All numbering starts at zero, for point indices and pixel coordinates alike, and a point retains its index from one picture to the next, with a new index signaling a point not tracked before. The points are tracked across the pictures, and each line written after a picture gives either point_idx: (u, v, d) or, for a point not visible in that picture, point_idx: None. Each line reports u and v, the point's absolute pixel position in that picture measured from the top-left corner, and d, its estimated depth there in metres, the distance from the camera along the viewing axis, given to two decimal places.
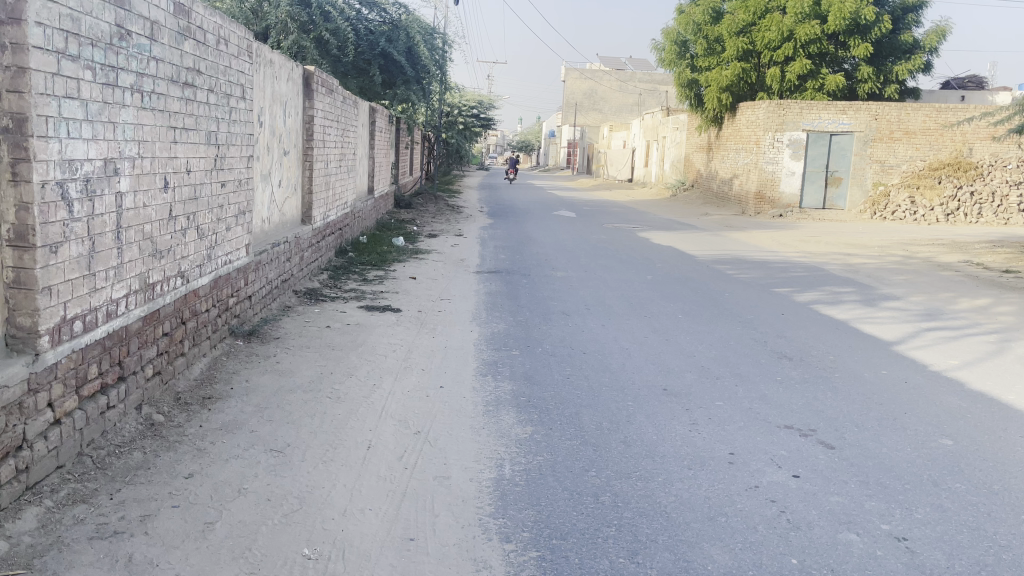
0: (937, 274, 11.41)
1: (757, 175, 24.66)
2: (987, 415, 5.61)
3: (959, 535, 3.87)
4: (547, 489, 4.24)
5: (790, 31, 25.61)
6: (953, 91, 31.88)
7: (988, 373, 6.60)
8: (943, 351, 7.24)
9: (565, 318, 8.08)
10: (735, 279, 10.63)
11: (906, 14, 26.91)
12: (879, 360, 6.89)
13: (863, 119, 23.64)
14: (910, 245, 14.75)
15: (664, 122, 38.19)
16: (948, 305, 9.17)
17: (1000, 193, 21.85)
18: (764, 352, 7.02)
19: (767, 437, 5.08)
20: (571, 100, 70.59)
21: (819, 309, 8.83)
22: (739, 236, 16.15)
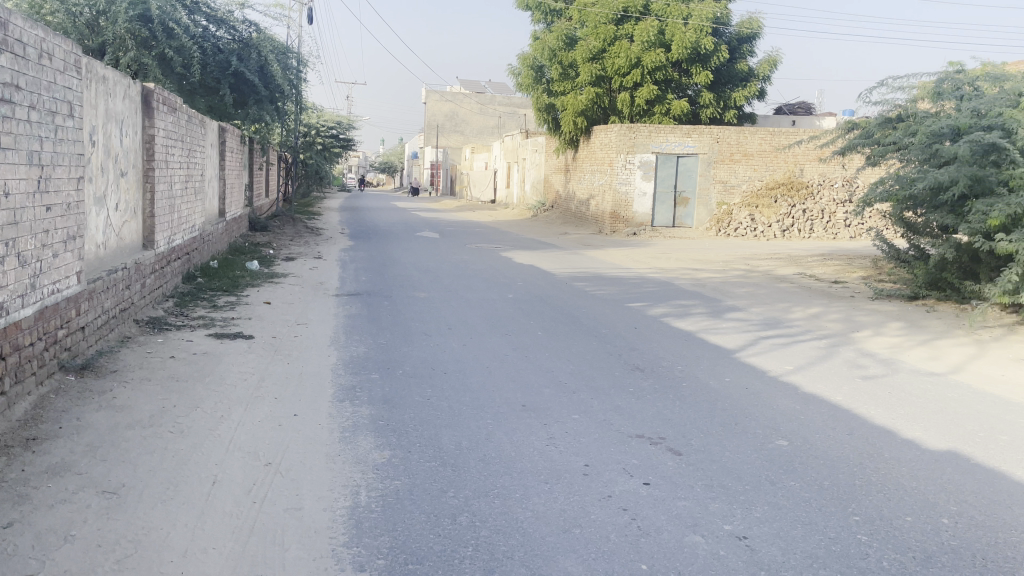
0: (774, 287, 12.18)
1: (612, 196, 25.41)
2: (818, 416, 6.03)
3: (794, 531, 4.13)
4: (404, 513, 4.18)
5: (638, 59, 26.90)
6: (785, 116, 34.48)
7: (818, 376, 7.12)
8: (779, 357, 7.75)
9: (425, 340, 8.03)
10: (593, 295, 10.96)
11: (741, 45, 28.72)
12: (723, 368, 7.29)
13: (706, 142, 25.07)
14: (751, 259, 15.77)
15: (523, 143, 38.92)
16: (785, 315, 9.85)
17: (828, 210, 24.10)
18: (618, 365, 7.26)
19: (619, 447, 5.24)
20: (432, 121, 70.89)
21: (669, 322, 9.26)
22: (596, 254, 16.66)
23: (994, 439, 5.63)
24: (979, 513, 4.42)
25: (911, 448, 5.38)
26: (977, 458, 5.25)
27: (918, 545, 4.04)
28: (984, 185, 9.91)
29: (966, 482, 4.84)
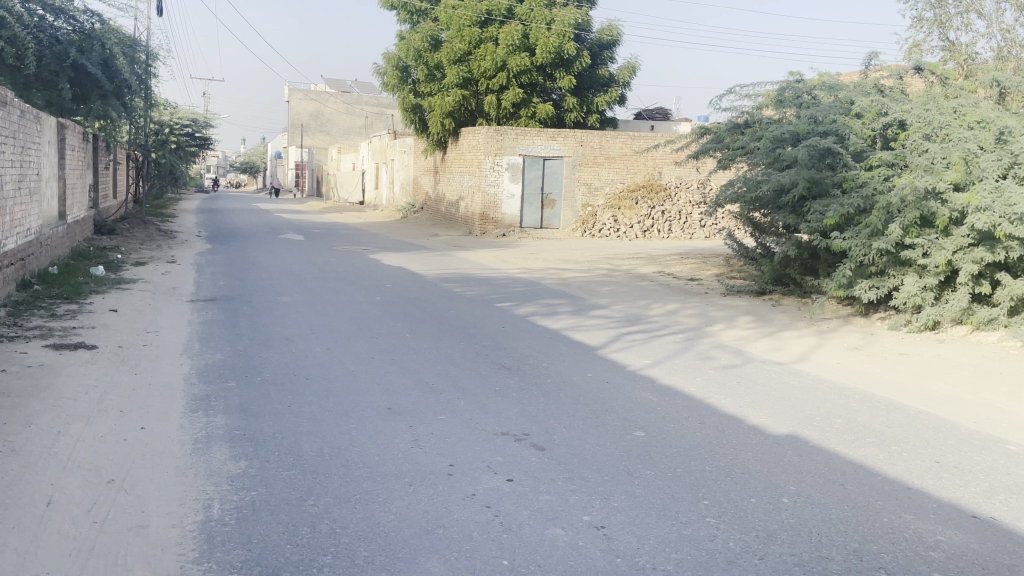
0: (635, 285, 12.65)
1: (481, 197, 25.67)
2: (674, 407, 6.30)
3: (648, 518, 4.30)
4: (261, 524, 4.03)
5: (503, 62, 27.23)
6: (644, 121, 35.89)
7: (674, 369, 7.45)
8: (639, 352, 8.05)
9: (287, 345, 7.78)
10: (461, 296, 10.98)
11: (602, 51, 29.62)
12: (586, 364, 7.49)
13: (570, 145, 25.69)
14: (614, 259, 16.30)
15: (391, 144, 38.53)
16: (644, 311, 10.24)
17: (684, 212, 25.36)
18: (485, 364, 7.31)
19: (484, 445, 5.28)
20: (297, 121, 68.96)
21: (535, 320, 9.43)
22: (464, 255, 16.72)
23: (829, 422, 6.08)
24: (814, 492, 4.75)
25: (756, 434, 5.73)
26: (815, 440, 5.65)
27: (762, 525, 4.30)
28: (821, 187, 10.68)
29: (805, 463, 5.21)
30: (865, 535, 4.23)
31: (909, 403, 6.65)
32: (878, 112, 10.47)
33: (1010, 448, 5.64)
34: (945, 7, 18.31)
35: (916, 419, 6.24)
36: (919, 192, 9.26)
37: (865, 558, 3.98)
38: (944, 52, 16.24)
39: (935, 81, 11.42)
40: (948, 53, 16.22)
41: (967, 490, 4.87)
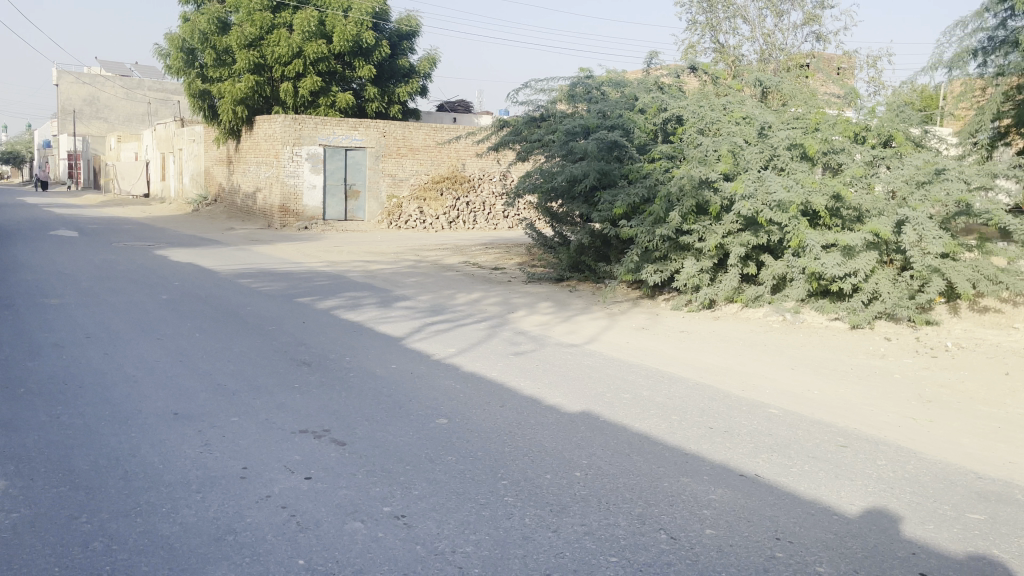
0: (440, 275, 12.73)
1: (279, 188, 24.42)
2: (475, 393, 6.42)
3: (448, 503, 4.35)
4: (23, 548, 3.64)
5: (299, 49, 26.40)
6: (447, 113, 36.20)
7: (477, 356, 7.60)
8: (443, 341, 8.13)
9: (57, 352, 7.07)
10: (259, 292, 10.52)
11: (401, 41, 29.54)
12: (390, 355, 7.45)
13: (373, 136, 25.45)
14: (420, 250, 16.33)
15: (179, 133, 36.03)
16: (449, 301, 10.35)
17: (489, 202, 26.15)
18: (284, 361, 7.06)
19: (280, 445, 5.09)
20: (70, 106, 62.69)
21: (338, 314, 9.23)
22: (263, 249, 16.03)
23: (619, 397, 6.47)
24: (604, 464, 5.04)
25: (553, 413, 5.98)
26: (605, 416, 5.98)
27: (556, 499, 4.49)
28: (610, 177, 11.33)
29: (596, 438, 5.51)
30: (649, 500, 4.54)
31: (688, 376, 7.23)
32: (659, 108, 11.25)
33: (771, 411, 6.30)
34: (715, 12, 19.99)
35: (694, 390, 6.80)
36: (695, 181, 10.04)
37: (648, 521, 4.27)
38: (714, 54, 17.78)
39: (707, 80, 12.44)
40: (718, 54, 17.78)
41: (735, 451, 5.37)
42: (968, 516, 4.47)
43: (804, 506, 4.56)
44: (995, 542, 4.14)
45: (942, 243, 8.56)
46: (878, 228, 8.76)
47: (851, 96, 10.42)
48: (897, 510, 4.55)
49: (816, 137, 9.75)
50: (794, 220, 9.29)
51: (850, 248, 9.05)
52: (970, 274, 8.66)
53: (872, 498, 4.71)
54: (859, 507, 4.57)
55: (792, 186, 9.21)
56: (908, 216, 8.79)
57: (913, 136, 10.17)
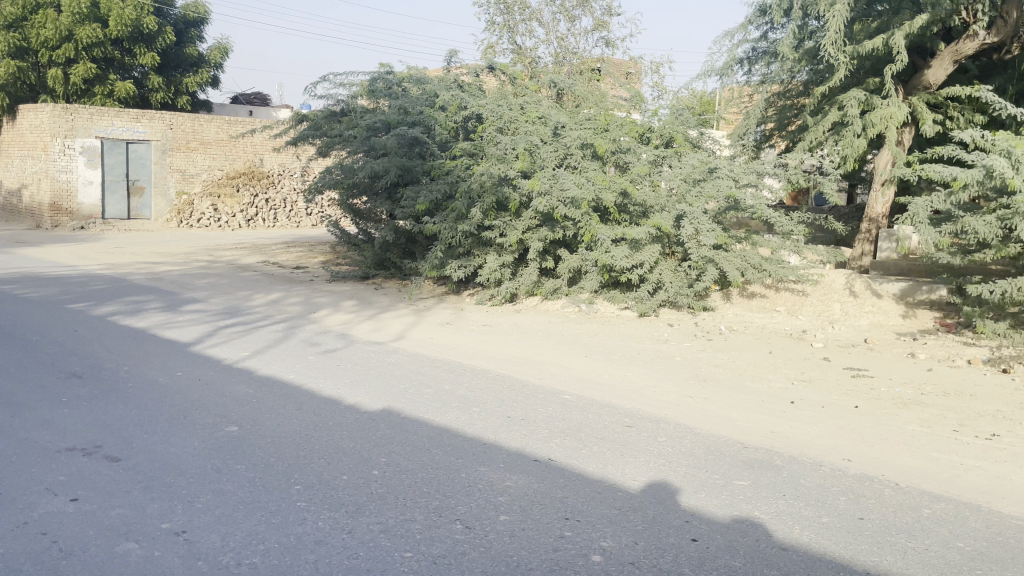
0: (236, 276, 12.12)
1: (49, 184, 22.03)
2: (269, 397, 6.17)
3: (235, 514, 4.15)
4: None
5: (68, 32, 24.11)
6: (242, 106, 34.53)
7: (273, 359, 7.30)
8: (236, 345, 7.74)
9: None
10: (23, 299, 9.46)
11: (187, 29, 27.77)
12: (176, 362, 6.98)
13: (158, 128, 23.76)
14: (213, 250, 15.45)
15: None
16: (245, 302, 9.87)
17: (290, 200, 25.59)
18: (49, 374, 6.40)
19: (42, 466, 4.61)
20: None
21: (117, 320, 8.51)
22: (28, 252, 14.47)
23: (420, 393, 6.48)
24: (402, 460, 5.03)
25: (351, 413, 5.88)
26: (405, 412, 5.97)
27: (350, 500, 4.42)
28: (412, 173, 11.33)
29: (394, 435, 5.48)
30: (445, 492, 4.59)
31: (488, 368, 7.39)
32: (458, 106, 11.39)
33: (565, 398, 6.56)
34: (512, 13, 20.56)
35: (493, 381, 6.96)
36: (495, 178, 10.29)
37: (444, 514, 4.31)
38: (512, 55, 18.25)
39: (506, 80, 12.70)
40: (516, 55, 18.27)
41: (530, 438, 5.56)
42: (734, 483, 4.90)
43: (592, 486, 4.80)
44: (755, 505, 4.57)
45: (714, 235, 9.34)
46: (660, 222, 9.40)
47: (636, 99, 11.08)
48: (674, 482, 4.90)
49: (605, 137, 10.28)
50: (586, 215, 9.76)
51: (636, 242, 9.67)
52: (739, 263, 9.52)
53: (653, 473, 5.04)
54: (641, 482, 4.88)
55: (583, 183, 9.67)
56: (686, 212, 9.51)
57: (691, 137, 10.98)
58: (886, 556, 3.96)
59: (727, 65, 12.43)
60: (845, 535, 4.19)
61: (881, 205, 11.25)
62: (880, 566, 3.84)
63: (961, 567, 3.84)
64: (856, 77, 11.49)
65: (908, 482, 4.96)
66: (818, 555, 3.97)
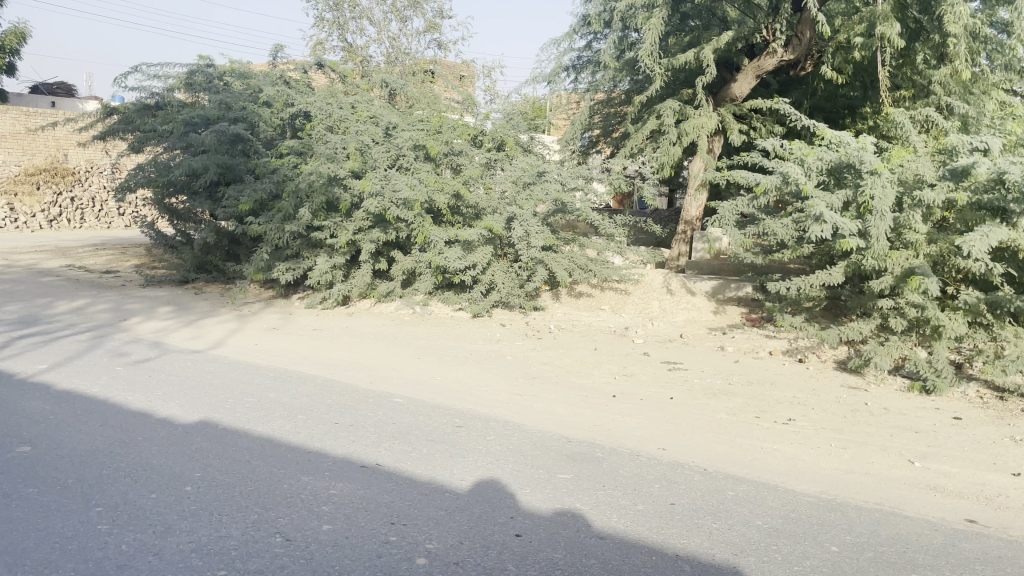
0: (35, 281, 11.07)
1: None
2: (69, 412, 5.66)
3: (24, 543, 3.77)
4: None
5: None
6: (43, 97, 31.60)
7: (75, 371, 6.71)
8: (32, 357, 7.05)
9: None
10: None
11: None
12: None
13: None
14: (6, 253, 14.03)
15: None
16: (45, 310, 9.02)
17: (99, 198, 23.85)
18: None
19: None
20: None
21: None
22: None
23: (241, 402, 6.19)
24: (219, 474, 4.77)
25: (165, 426, 5.51)
26: (224, 422, 5.68)
27: (159, 519, 4.13)
28: (235, 171, 10.88)
29: (212, 447, 5.19)
30: (265, 505, 4.39)
31: (317, 374, 7.18)
32: (285, 103, 11.07)
33: (395, 401, 6.50)
34: (342, 10, 20.14)
35: (321, 387, 6.76)
36: (324, 178, 10.05)
37: (263, 527, 4.12)
38: (342, 53, 17.86)
39: (336, 77, 12.47)
40: (346, 54, 17.93)
41: (357, 444, 5.44)
42: (558, 476, 5.04)
43: (419, 488, 4.76)
44: (577, 497, 4.71)
45: (543, 237, 9.60)
46: (492, 224, 9.56)
47: (469, 103, 11.15)
48: (500, 479, 4.96)
49: (437, 139, 10.28)
50: (419, 217, 9.75)
51: (469, 244, 9.75)
52: (567, 264, 9.84)
53: (480, 471, 5.08)
54: (469, 481, 4.90)
55: (415, 184, 9.63)
56: (516, 214, 9.71)
57: (522, 141, 11.21)
58: (694, 537, 4.21)
59: (554, 72, 12.81)
60: (658, 521, 4.40)
61: (695, 209, 12.05)
62: (689, 548, 4.07)
63: (759, 543, 4.14)
64: (671, 87, 12.22)
65: (715, 467, 5.32)
66: (633, 542, 4.15)
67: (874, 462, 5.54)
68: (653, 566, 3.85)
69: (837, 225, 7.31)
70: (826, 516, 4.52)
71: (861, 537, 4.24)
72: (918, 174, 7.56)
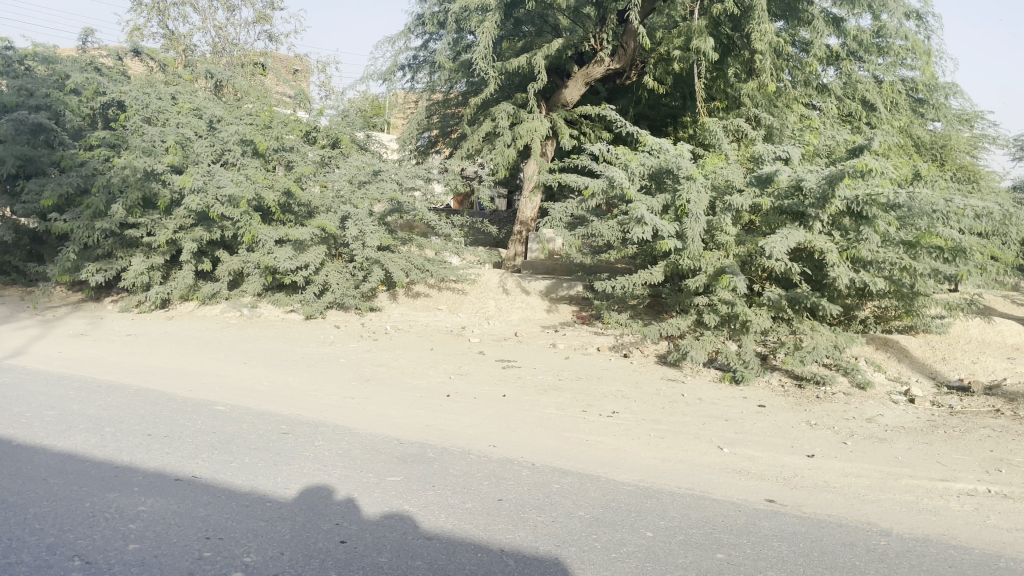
0: None
1: None
2: None
3: None
4: None
5: None
6: None
7: None
8: None
9: None
10: None
11: None
12: None
13: None
14: None
15: None
16: None
17: None
18: None
19: None
20: None
21: None
22: None
23: (41, 415, 5.68)
24: (9, 495, 4.33)
25: None
26: (20, 438, 5.19)
27: None
28: (36, 164, 10.42)
29: (3, 467, 4.72)
30: (63, 526, 4.03)
31: (130, 382, 6.71)
32: (96, 90, 10.48)
33: (217, 408, 6.19)
34: None
35: (135, 396, 6.35)
36: (140, 173, 9.52)
37: (59, 551, 3.77)
38: (162, 40, 16.85)
39: (156, 66, 11.82)
40: (167, 41, 16.95)
41: (172, 456, 5.12)
42: (387, 479, 4.96)
43: (239, 498, 4.54)
44: (406, 499, 4.65)
45: (378, 237, 9.49)
46: (324, 223, 9.32)
47: (301, 98, 10.93)
48: (326, 484, 4.82)
49: (267, 134, 9.88)
50: (246, 215, 9.37)
51: (300, 243, 9.46)
52: (403, 264, 9.77)
53: (305, 478, 4.91)
54: (293, 489, 4.72)
55: (242, 180, 9.24)
56: (350, 213, 9.51)
57: (358, 139, 11.06)
58: (520, 532, 4.27)
59: (390, 71, 12.69)
60: (485, 518, 4.43)
61: (530, 210, 12.39)
62: (514, 542, 4.12)
63: (580, 533, 4.27)
64: (506, 91, 12.47)
65: (541, 462, 5.46)
66: (459, 540, 4.14)
67: (687, 450, 5.90)
68: (478, 563, 3.84)
69: (657, 226, 7.72)
70: (643, 503, 4.75)
71: (673, 522, 4.48)
72: (728, 180, 8.15)
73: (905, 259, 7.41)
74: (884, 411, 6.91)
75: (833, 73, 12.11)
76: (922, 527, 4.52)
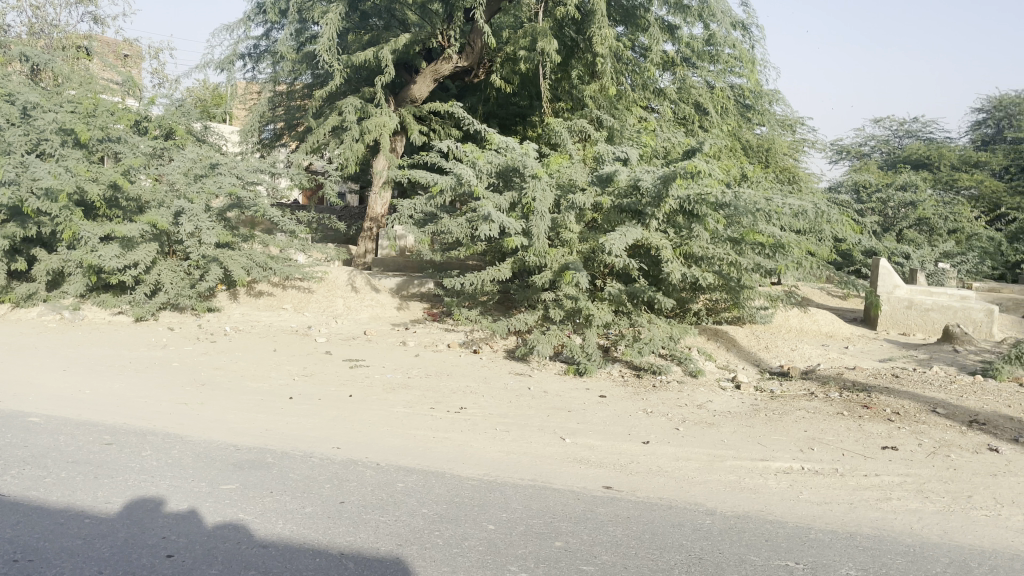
0: None
1: None
2: None
3: None
4: None
5: None
6: None
7: None
8: None
9: None
10: None
11: None
12: None
13: None
14: None
15: None
16: None
17: None
18: None
19: None
20: None
21: None
22: None
23: None
24: None
25: None
26: None
27: None
28: None
29: None
30: None
31: None
32: None
33: (31, 420, 5.72)
34: None
35: None
36: None
37: None
38: None
39: None
40: None
41: None
42: (220, 488, 4.75)
43: (53, 516, 4.20)
44: (241, 507, 4.46)
45: (216, 233, 9.05)
46: (155, 219, 8.79)
47: (130, 85, 10.29)
48: (154, 497, 4.56)
49: (90, 124, 9.19)
50: (66, 209, 8.74)
51: (129, 240, 8.90)
52: (244, 262, 9.38)
53: (130, 491, 4.62)
54: (115, 503, 4.43)
55: (60, 173, 8.56)
56: (185, 208, 9.00)
57: (195, 130, 10.54)
58: (361, 534, 4.21)
59: (229, 60, 12.17)
60: (325, 522, 4.33)
61: (379, 206, 12.24)
62: (355, 544, 4.06)
63: (422, 530, 4.27)
64: (354, 84, 12.23)
65: (386, 461, 5.42)
66: (297, 545, 4.02)
67: (531, 442, 6.04)
68: (315, 568, 3.75)
69: (503, 224, 7.82)
70: (485, 497, 4.82)
71: (514, 514, 4.57)
72: (571, 179, 8.36)
73: (731, 255, 7.93)
74: (713, 398, 7.36)
75: (669, 77, 12.72)
76: (742, 505, 4.85)
